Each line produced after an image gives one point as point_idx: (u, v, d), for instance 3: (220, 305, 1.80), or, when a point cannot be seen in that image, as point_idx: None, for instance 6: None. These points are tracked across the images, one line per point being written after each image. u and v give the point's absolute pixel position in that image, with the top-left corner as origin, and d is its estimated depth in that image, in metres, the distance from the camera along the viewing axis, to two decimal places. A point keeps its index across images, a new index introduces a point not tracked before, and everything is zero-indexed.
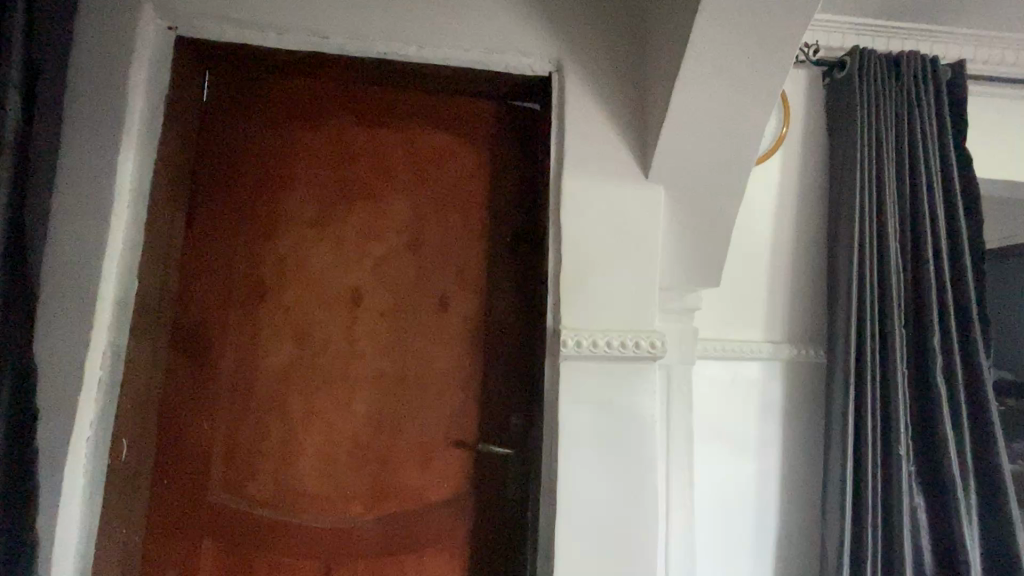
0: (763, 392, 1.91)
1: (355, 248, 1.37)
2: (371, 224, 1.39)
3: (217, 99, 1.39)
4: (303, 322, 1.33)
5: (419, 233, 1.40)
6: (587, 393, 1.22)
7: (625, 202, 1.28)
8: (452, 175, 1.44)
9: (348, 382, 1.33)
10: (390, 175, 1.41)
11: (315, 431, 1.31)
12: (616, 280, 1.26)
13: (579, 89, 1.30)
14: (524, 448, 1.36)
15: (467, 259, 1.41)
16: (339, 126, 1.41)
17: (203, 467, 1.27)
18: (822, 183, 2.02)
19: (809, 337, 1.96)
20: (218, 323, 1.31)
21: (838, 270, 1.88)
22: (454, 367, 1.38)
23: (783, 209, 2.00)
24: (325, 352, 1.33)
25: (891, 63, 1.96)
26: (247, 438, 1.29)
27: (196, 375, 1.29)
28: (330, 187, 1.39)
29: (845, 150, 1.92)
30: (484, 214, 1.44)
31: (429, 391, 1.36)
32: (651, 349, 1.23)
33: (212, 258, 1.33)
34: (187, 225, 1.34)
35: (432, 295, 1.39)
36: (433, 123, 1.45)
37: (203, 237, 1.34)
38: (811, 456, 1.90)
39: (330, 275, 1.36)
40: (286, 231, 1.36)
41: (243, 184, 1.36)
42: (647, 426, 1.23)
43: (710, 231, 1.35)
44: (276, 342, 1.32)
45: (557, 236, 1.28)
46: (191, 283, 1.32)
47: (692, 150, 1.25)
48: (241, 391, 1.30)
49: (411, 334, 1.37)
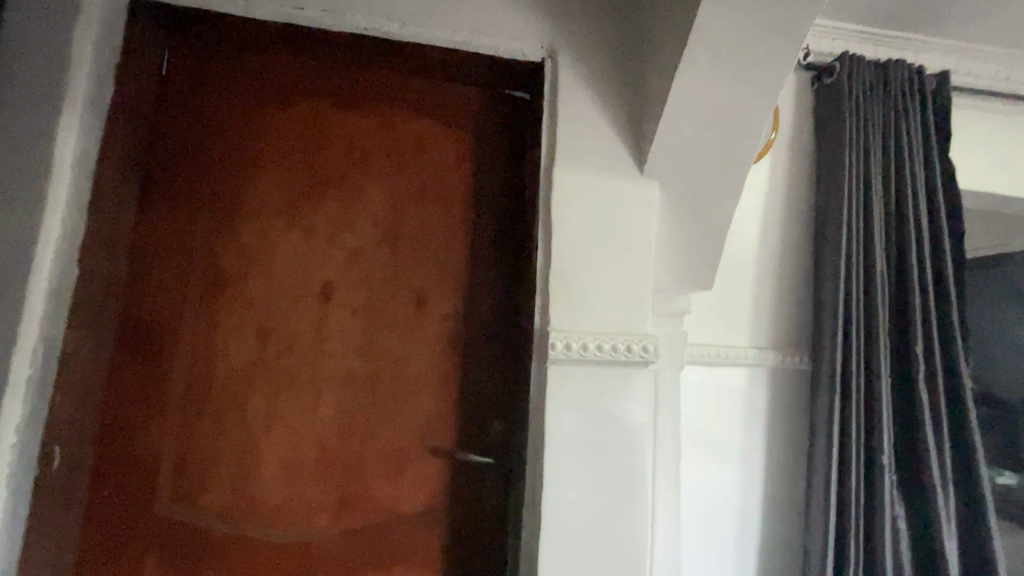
0: (749, 396, 1.88)
1: (326, 239, 1.27)
2: (345, 214, 1.29)
3: (176, 72, 1.27)
4: (267, 318, 1.22)
5: (397, 224, 1.31)
6: (576, 399, 1.15)
7: (620, 197, 1.21)
8: (433, 164, 1.35)
9: (315, 384, 1.23)
10: (367, 161, 1.31)
11: (278, 438, 1.20)
12: (609, 280, 1.19)
13: (573, 77, 1.23)
14: (506, 455, 1.28)
15: (447, 254, 1.33)
16: (312, 108, 1.30)
17: (150, 476, 1.15)
18: (809, 188, 2.00)
19: (795, 342, 1.93)
20: (172, 317, 1.19)
21: (825, 275, 1.85)
22: (432, 369, 1.28)
23: (770, 213, 1.97)
24: (292, 351, 1.23)
25: (880, 70, 1.95)
26: (201, 444, 1.17)
27: (145, 374, 1.17)
28: (301, 173, 1.28)
29: (833, 155, 1.91)
30: (467, 207, 1.35)
31: (405, 394, 1.26)
32: (644, 353, 1.17)
33: (166, 246, 1.21)
34: (139, 208, 1.22)
35: (409, 292, 1.29)
36: (414, 108, 1.35)
37: (157, 222, 1.22)
38: (795, 462, 1.87)
39: (298, 268, 1.25)
40: (250, 219, 1.25)
41: (204, 167, 1.25)
42: (637, 431, 1.17)
43: (707, 232, 1.30)
44: (236, 340, 1.21)
45: (546, 233, 1.21)
46: (142, 272, 1.20)
47: (690, 146, 1.20)
48: (195, 392, 1.18)
49: (386, 333, 1.27)
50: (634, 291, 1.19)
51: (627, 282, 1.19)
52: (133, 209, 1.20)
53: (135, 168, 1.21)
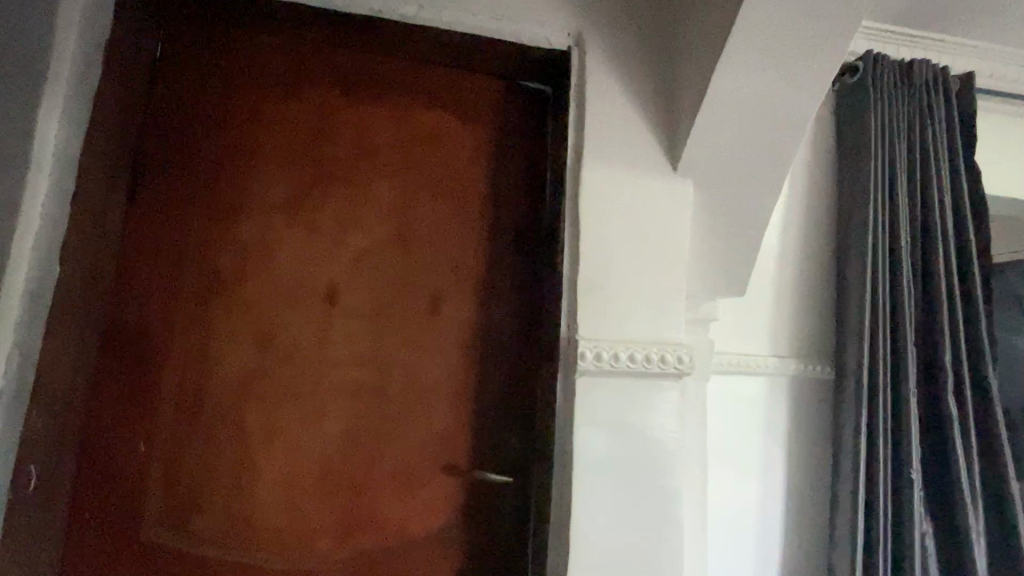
0: (769, 408, 1.79)
1: (332, 238, 1.17)
2: (352, 212, 1.19)
3: (171, 58, 1.17)
4: (267, 324, 1.12)
5: (408, 223, 1.21)
6: (606, 413, 1.07)
7: (651, 196, 1.13)
8: (447, 159, 1.25)
9: (318, 396, 1.13)
10: (376, 155, 1.22)
11: (278, 455, 1.10)
12: (641, 285, 1.10)
13: (601, 67, 1.15)
14: (525, 473, 1.19)
15: (462, 256, 1.23)
16: (318, 98, 1.21)
17: (137, 497, 1.04)
18: (830, 191, 1.94)
19: (816, 351, 1.85)
20: (163, 322, 1.09)
21: (850, 281, 1.78)
22: (446, 379, 1.19)
23: (791, 217, 1.89)
24: (294, 360, 1.13)
25: (905, 70, 1.88)
26: (192, 462, 1.06)
27: (133, 385, 1.06)
28: (305, 167, 1.18)
29: (857, 157, 1.84)
30: (483, 205, 1.26)
31: (416, 406, 1.17)
32: (678, 365, 1.09)
33: (158, 245, 1.11)
34: (129, 203, 1.12)
35: (422, 297, 1.20)
36: (428, 100, 1.26)
37: (148, 219, 1.12)
38: (816, 477, 1.79)
39: (302, 269, 1.15)
40: (249, 217, 1.15)
41: (199, 159, 1.15)
42: (670, 449, 1.09)
43: (741, 234, 1.22)
44: (233, 347, 1.11)
45: (573, 234, 1.12)
46: (130, 273, 1.09)
47: (726, 143, 1.13)
48: (188, 405, 1.08)
49: (397, 340, 1.18)
50: (668, 298, 1.11)
51: (660, 288, 1.11)
52: (122, 204, 1.10)
53: (124, 160, 1.11)
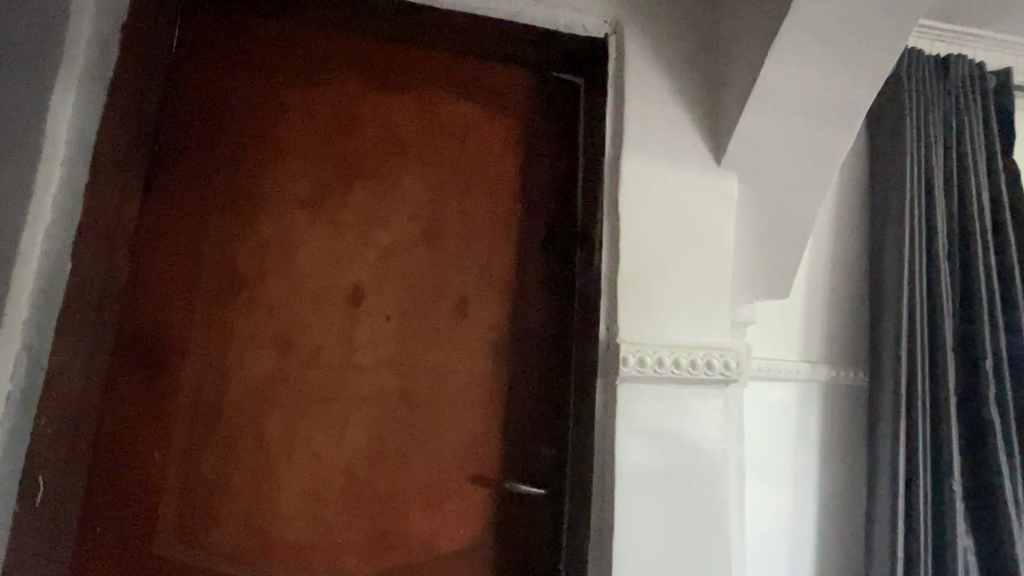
0: (800, 415, 1.71)
1: (356, 236, 1.12)
2: (377, 207, 1.13)
3: (188, 46, 1.12)
4: (288, 326, 1.06)
5: (436, 220, 1.16)
6: (650, 421, 1.01)
7: (694, 192, 1.08)
8: (476, 153, 1.20)
9: (342, 402, 1.07)
10: (402, 149, 1.16)
11: (300, 464, 1.03)
12: (685, 286, 1.05)
13: (641, 57, 1.10)
14: (559, 484, 1.12)
15: (491, 255, 1.17)
16: (342, 88, 1.15)
17: (152, 510, 0.98)
18: (863, 190, 1.87)
19: (848, 355, 1.77)
20: (180, 323, 1.03)
21: (885, 283, 1.70)
22: (476, 384, 1.13)
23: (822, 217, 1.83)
24: (316, 364, 1.07)
25: (940, 65, 1.82)
26: (210, 472, 1.00)
27: (148, 390, 1.01)
28: (329, 161, 1.13)
29: (891, 154, 1.77)
30: (514, 202, 1.20)
31: (444, 414, 1.10)
32: (726, 371, 1.03)
33: (174, 242, 1.05)
34: (145, 197, 1.06)
35: (450, 297, 1.14)
36: (456, 91, 1.20)
37: (164, 215, 1.06)
38: (849, 489, 1.71)
39: (325, 267, 1.09)
40: (270, 212, 1.09)
41: (218, 152, 1.09)
42: (716, 461, 1.02)
43: (785, 233, 1.18)
44: (253, 350, 1.05)
45: (613, 232, 1.06)
46: (145, 271, 1.04)
47: (773, 138, 1.08)
48: (205, 411, 1.02)
49: (425, 343, 1.12)
50: (713, 300, 1.05)
51: (705, 289, 1.05)
52: (138, 198, 1.04)
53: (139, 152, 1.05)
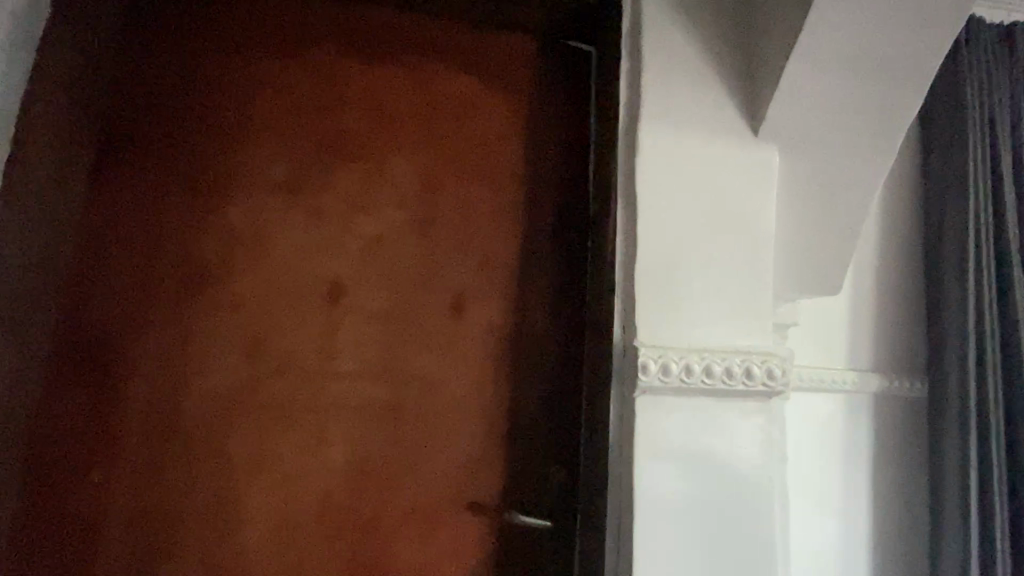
0: (848, 433, 1.45)
1: (337, 225, 0.98)
2: (362, 193, 1.00)
3: (148, 7, 0.98)
4: (259, 326, 0.93)
5: (428, 207, 1.01)
6: (675, 440, 0.84)
7: (728, 170, 0.91)
8: (474, 132, 1.05)
9: (319, 413, 0.93)
10: (391, 126, 1.03)
11: (269, 486, 0.90)
12: (717, 279, 0.88)
13: (662, 13, 0.94)
14: (569, 513, 0.96)
15: (489, 247, 1.02)
16: (324, 58, 1.02)
17: (95, 540, 0.85)
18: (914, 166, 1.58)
19: (904, 363, 1.50)
20: (132, 323, 0.90)
21: (945, 276, 1.43)
22: (472, 395, 0.97)
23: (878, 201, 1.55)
24: (289, 371, 0.93)
25: (1005, 31, 1.58)
26: (166, 492, 0.88)
27: (93, 401, 0.87)
28: (308, 140, 0.99)
29: (949, 126, 1.49)
30: (516, 186, 1.05)
31: (434, 430, 0.95)
32: (768, 382, 0.85)
33: (127, 229, 0.92)
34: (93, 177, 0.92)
35: (443, 294, 0.99)
36: (452, 61, 1.06)
37: (116, 199, 0.92)
38: (911, 519, 1.45)
39: (300, 261, 0.96)
40: (240, 198, 0.96)
41: (180, 129, 0.96)
42: (757, 489, 0.85)
43: (828, 218, 1.02)
44: (217, 355, 0.91)
45: (629, 217, 0.90)
46: (93, 263, 0.90)
47: (819, 105, 0.92)
48: (160, 424, 0.89)
49: (413, 347, 0.97)
50: (750, 296, 0.89)
51: (741, 284, 0.89)
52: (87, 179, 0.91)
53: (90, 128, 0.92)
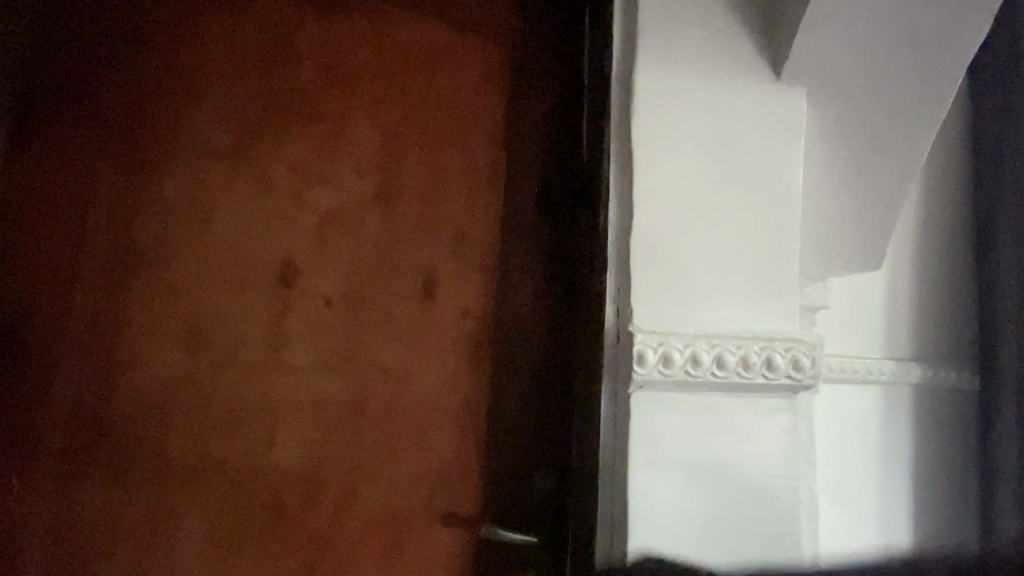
0: (887, 431, 1.28)
1: (289, 196, 0.86)
2: (317, 161, 0.87)
3: None
4: (199, 314, 0.82)
5: (392, 176, 0.88)
6: (679, 447, 0.70)
7: (744, 121, 0.76)
8: (446, 89, 0.91)
9: (267, 412, 0.81)
10: (350, 83, 0.89)
11: (212, 493, 0.79)
12: (732, 252, 0.73)
13: None
14: (557, 523, 0.84)
15: (464, 220, 0.89)
16: (272, 8, 0.89)
17: (12, 551, 0.76)
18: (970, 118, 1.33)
19: (951, 350, 1.32)
20: (57, 310, 0.80)
21: (1003, 252, 1.22)
22: (444, 390, 0.84)
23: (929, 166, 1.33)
24: (235, 363, 0.82)
25: None
26: (93, 499, 0.77)
27: (15, 395, 0.78)
28: (254, 100, 0.87)
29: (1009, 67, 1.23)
30: (496, 150, 0.91)
31: (401, 431, 0.83)
32: (793, 373, 0.71)
33: (53, 204, 0.82)
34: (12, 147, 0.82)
35: (411, 276, 0.86)
36: (421, 8, 0.92)
37: (42, 170, 0.82)
38: (959, 526, 1.28)
39: (246, 238, 0.84)
40: (178, 167, 0.84)
41: (109, 92, 0.85)
42: (780, 504, 0.70)
43: (865, 180, 0.86)
44: (152, 345, 0.80)
45: (622, 179, 0.76)
46: (13, 244, 0.80)
47: (856, 41, 0.76)
48: (86, 423, 0.78)
49: (375, 336, 0.84)
50: (771, 271, 0.74)
51: (761, 257, 0.74)
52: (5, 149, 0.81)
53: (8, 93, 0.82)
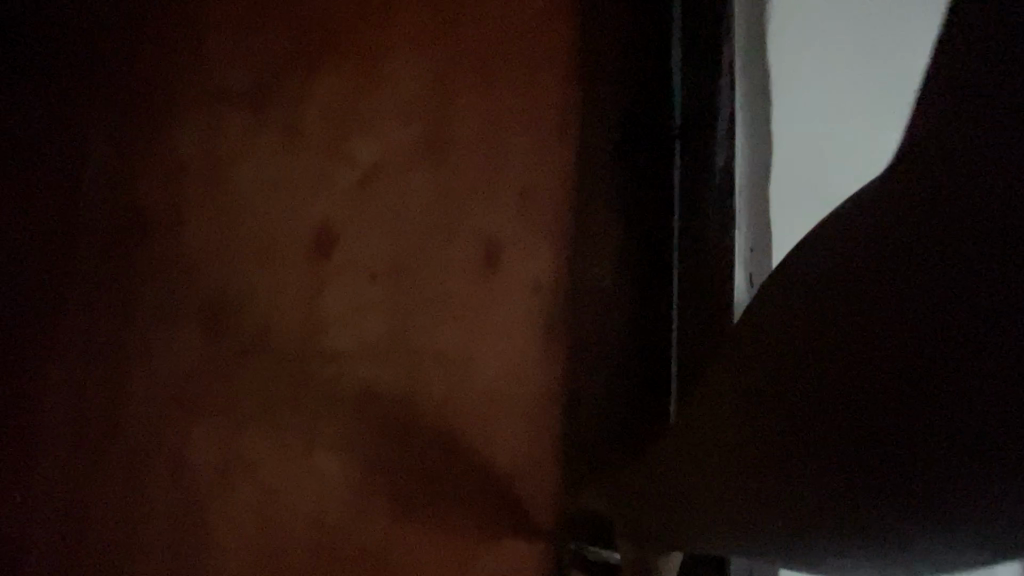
0: None
1: (321, 147, 0.72)
2: (354, 105, 0.73)
3: None
4: (223, 287, 0.70)
5: (443, 120, 0.73)
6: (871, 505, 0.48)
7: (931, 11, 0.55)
8: (503, 13, 0.75)
9: (305, 403, 0.68)
10: (390, 12, 0.75)
11: (244, 496, 0.67)
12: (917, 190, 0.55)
13: None
14: None
15: (532, 169, 0.72)
16: None
17: (24, 555, 0.66)
18: None
19: None
20: (70, 283, 0.70)
21: None
22: (512, 382, 0.69)
23: None
24: (262, 347, 0.69)
25: None
26: (110, 498, 0.67)
27: (22, 387, 0.69)
28: (280, 37, 0.74)
29: None
30: (567, 86, 0.74)
31: (461, 428, 0.68)
32: None
33: (64, 164, 0.72)
34: (22, 101, 0.73)
35: (470, 238, 0.71)
36: None
37: (45, 131, 0.73)
38: None
39: (275, 198, 0.71)
40: (196, 119, 0.73)
41: (121, 36, 0.74)
42: None
43: None
44: (169, 325, 0.69)
45: (754, 115, 0.60)
46: (22, 209, 0.71)
47: None
48: (101, 411, 0.68)
49: (427, 314, 0.70)
50: None
51: None
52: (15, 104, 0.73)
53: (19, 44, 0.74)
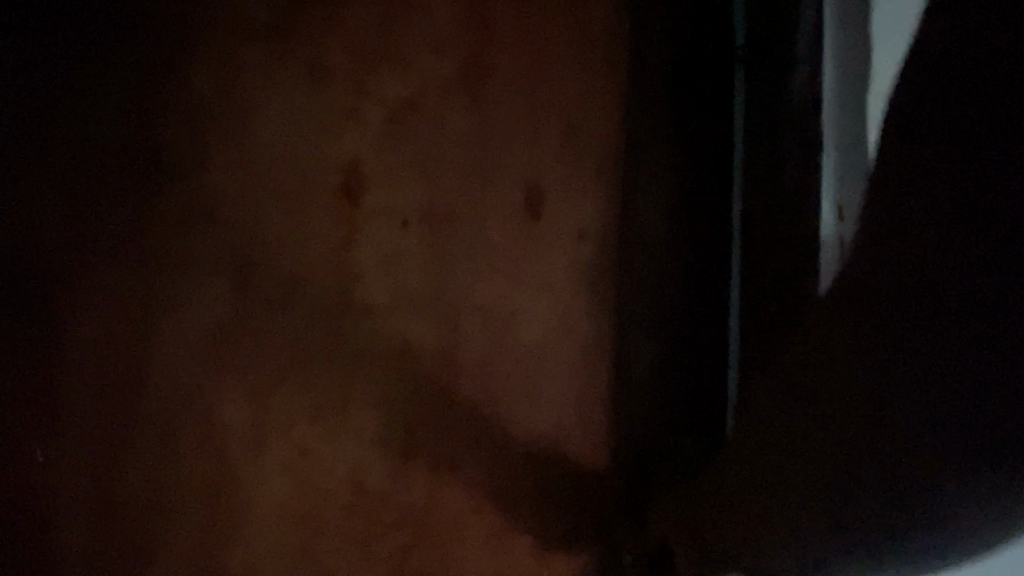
0: None
1: (349, 85, 0.67)
2: (386, 37, 0.67)
3: None
4: (250, 236, 0.65)
5: (480, 55, 0.69)
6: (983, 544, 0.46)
7: None
8: None
9: (341, 358, 0.64)
10: None
11: (280, 455, 0.63)
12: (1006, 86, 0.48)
13: None
14: None
15: (575, 108, 0.69)
16: None
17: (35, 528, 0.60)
18: None
19: None
20: (73, 229, 0.62)
21: None
22: (556, 331, 0.67)
23: None
24: (294, 299, 0.64)
25: None
26: (134, 462, 0.61)
27: (19, 353, 0.61)
28: None
29: None
30: (612, 21, 0.71)
31: (504, 378, 0.66)
32: None
33: (57, 91, 0.63)
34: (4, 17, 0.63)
35: (510, 181, 0.67)
36: None
37: (32, 50, 0.63)
38: None
39: (302, 139, 0.66)
40: (212, 51, 0.66)
41: None
42: None
43: None
44: (190, 284, 0.64)
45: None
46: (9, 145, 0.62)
47: None
48: (120, 367, 0.62)
49: (468, 265, 0.66)
50: None
51: None
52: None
53: None
